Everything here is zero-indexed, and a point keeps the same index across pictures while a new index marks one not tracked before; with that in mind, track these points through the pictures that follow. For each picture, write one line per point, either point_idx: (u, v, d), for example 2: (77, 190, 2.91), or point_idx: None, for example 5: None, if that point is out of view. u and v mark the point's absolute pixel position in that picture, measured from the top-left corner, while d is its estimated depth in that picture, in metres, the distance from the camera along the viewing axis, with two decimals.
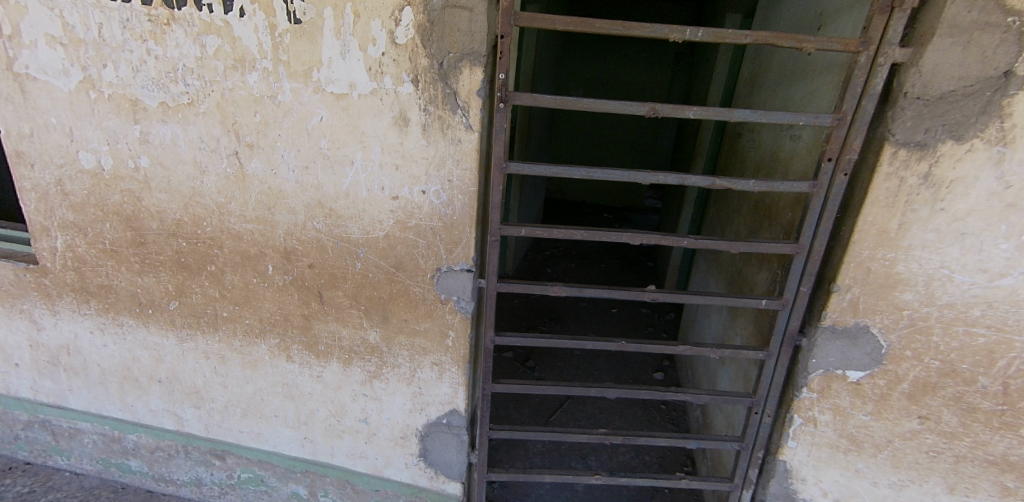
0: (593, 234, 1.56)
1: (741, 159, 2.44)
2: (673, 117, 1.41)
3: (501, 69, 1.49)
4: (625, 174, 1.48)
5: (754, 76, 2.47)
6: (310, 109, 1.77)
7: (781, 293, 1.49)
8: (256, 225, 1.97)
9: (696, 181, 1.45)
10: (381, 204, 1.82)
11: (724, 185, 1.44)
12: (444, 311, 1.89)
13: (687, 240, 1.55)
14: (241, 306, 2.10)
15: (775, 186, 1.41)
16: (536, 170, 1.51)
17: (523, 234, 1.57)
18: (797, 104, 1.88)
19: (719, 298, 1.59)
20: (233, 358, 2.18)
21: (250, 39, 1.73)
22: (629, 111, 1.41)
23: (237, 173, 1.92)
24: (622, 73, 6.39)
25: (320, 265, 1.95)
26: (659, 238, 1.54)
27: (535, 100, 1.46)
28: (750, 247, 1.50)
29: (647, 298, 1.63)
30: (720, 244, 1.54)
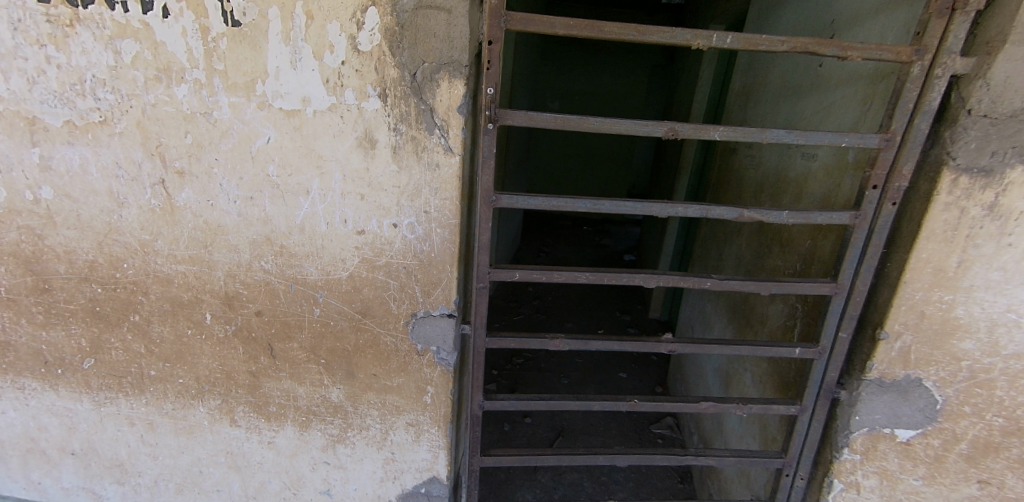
0: (601, 276, 1.32)
1: (738, 177, 2.29)
2: (695, 138, 1.22)
3: (489, 83, 1.25)
4: (639, 205, 1.26)
5: (751, 88, 2.34)
6: (255, 129, 1.47)
7: (817, 340, 1.30)
8: (190, 266, 1.64)
9: (722, 213, 1.24)
10: (343, 240, 1.53)
11: (755, 217, 1.24)
12: (420, 364, 1.61)
13: (709, 282, 1.31)
14: (173, 363, 1.75)
15: (812, 217, 1.23)
16: (531, 203, 1.26)
17: (517, 279, 1.32)
18: (808, 120, 1.76)
19: (746, 347, 1.38)
20: (164, 424, 1.83)
21: (176, 45, 1.42)
22: (645, 132, 1.22)
23: (164, 204, 1.59)
24: (595, 85, 6.28)
25: (270, 313, 1.64)
26: (678, 280, 1.31)
27: (531, 120, 1.23)
28: (783, 288, 1.29)
29: (664, 349, 1.39)
30: (748, 285, 1.32)
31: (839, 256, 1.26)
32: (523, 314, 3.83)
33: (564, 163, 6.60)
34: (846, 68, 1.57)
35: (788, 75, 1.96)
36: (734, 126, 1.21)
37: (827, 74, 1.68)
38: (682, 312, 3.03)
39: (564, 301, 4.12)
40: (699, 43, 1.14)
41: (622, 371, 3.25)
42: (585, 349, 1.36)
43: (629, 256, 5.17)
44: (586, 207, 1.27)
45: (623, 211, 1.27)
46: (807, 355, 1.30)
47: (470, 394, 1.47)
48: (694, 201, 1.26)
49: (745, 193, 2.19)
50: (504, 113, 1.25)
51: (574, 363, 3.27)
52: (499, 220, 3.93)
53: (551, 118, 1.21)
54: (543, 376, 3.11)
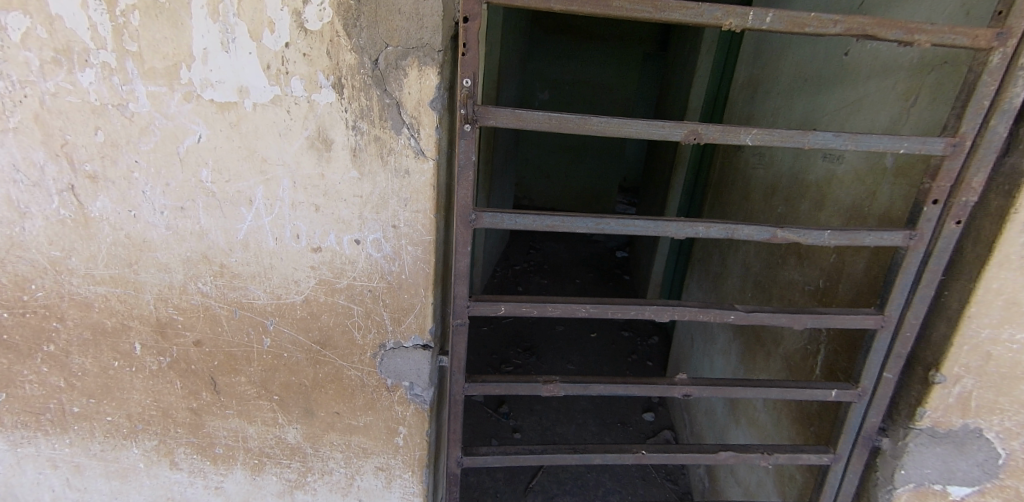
0: (604, 309, 1.11)
1: (755, 179, 2.15)
2: (722, 142, 1.03)
3: (463, 73, 0.98)
4: (651, 225, 1.06)
5: (771, 80, 2.19)
6: (180, 125, 1.20)
7: (858, 380, 1.18)
8: (112, 288, 1.37)
9: (751, 233, 1.05)
10: (295, 258, 1.28)
11: (791, 239, 1.06)
12: (390, 402, 1.38)
13: (733, 315, 1.13)
14: (99, 399, 1.49)
15: (858, 238, 1.04)
16: (518, 224, 1.05)
17: (502, 313, 1.12)
18: (829, 116, 1.61)
19: (776, 389, 1.21)
20: (94, 466, 1.57)
21: (75, 21, 1.14)
22: (659, 136, 1.03)
23: (76, 215, 1.31)
24: (586, 73, 6.02)
25: (211, 343, 1.39)
26: (697, 313, 1.12)
27: (519, 119, 1.00)
28: (821, 321, 1.13)
29: (677, 392, 1.21)
30: (780, 319, 1.15)
31: (889, 284, 1.11)
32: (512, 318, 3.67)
33: (551, 154, 6.34)
34: (882, 57, 1.39)
35: (810, 68, 1.81)
36: (771, 129, 1.03)
37: (855, 64, 1.51)
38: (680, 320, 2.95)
39: None
40: (730, 24, 0.93)
41: None
42: (585, 394, 1.20)
43: (621, 253, 5.03)
44: (587, 227, 1.06)
45: (631, 231, 1.07)
46: (844, 396, 1.18)
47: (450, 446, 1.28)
48: (717, 219, 1.07)
49: (762, 197, 2.04)
50: (486, 113, 1.00)
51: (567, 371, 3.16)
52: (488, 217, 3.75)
53: (543, 117, 0.99)
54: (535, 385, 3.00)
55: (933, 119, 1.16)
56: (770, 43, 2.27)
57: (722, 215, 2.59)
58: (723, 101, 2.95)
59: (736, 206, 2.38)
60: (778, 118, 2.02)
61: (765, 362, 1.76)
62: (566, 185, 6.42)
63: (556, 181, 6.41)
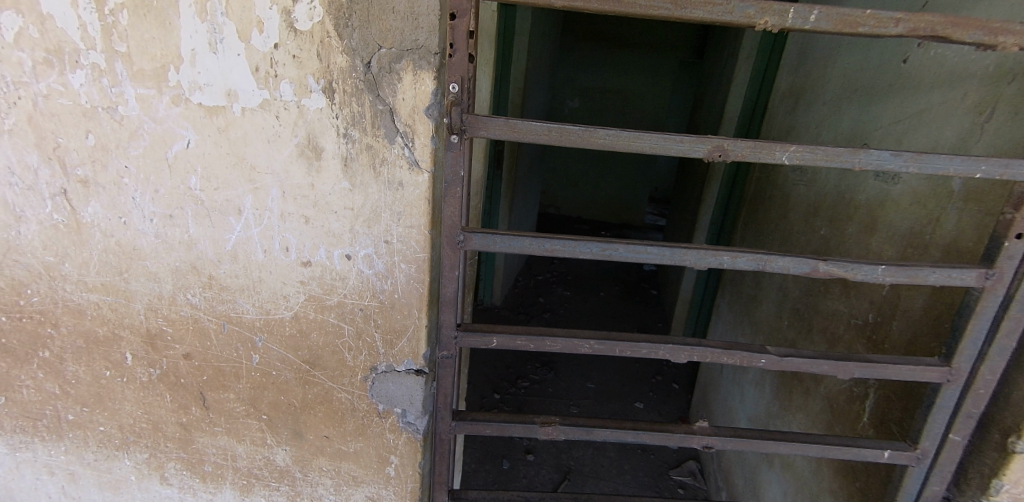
0: (609, 346, 1.07)
1: (795, 197, 1.99)
2: (753, 159, 0.92)
3: (450, 77, 0.98)
4: (663, 252, 0.97)
5: (816, 89, 2.01)
6: (169, 129, 1.14)
7: (917, 442, 1.10)
8: (104, 296, 1.33)
9: (788, 265, 0.96)
10: (284, 272, 1.20)
11: (835, 272, 0.96)
12: (381, 429, 1.30)
13: (764, 360, 1.06)
14: (92, 408, 1.45)
15: (918, 275, 0.95)
16: (512, 246, 1.01)
17: (493, 346, 1.11)
18: (882, 130, 1.44)
19: (815, 445, 1.15)
20: (88, 476, 1.54)
21: (66, 20, 1.09)
22: (678, 150, 0.93)
23: (68, 220, 1.27)
24: (619, 80, 5.87)
25: (200, 357, 1.33)
26: (719, 354, 1.06)
27: (512, 129, 0.95)
28: (870, 372, 1.04)
29: (697, 443, 1.16)
30: (821, 366, 1.06)
31: (956, 333, 1.01)
32: None
33: (581, 163, 6.20)
34: (948, 64, 1.23)
35: (861, 76, 1.65)
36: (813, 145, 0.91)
37: (915, 73, 1.35)
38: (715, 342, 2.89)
39: (577, 314, 3.90)
40: (763, 23, 0.82)
41: (637, 402, 3.07)
42: (588, 439, 1.16)
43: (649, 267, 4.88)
44: (592, 252, 1.00)
45: (642, 258, 0.98)
46: (899, 457, 1.10)
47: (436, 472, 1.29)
48: (745, 248, 0.97)
49: (803, 216, 1.88)
50: (476, 123, 0.97)
51: (585, 390, 3.11)
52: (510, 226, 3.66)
53: (541, 128, 0.94)
54: (551, 401, 2.96)
55: (1010, 138, 1.00)
56: (816, 49, 2.10)
57: (757, 233, 2.43)
58: (762, 112, 2.79)
59: (772, 225, 2.22)
60: (822, 131, 1.86)
61: (804, 401, 1.66)
62: (594, 194, 6.28)
63: (583, 189, 6.27)
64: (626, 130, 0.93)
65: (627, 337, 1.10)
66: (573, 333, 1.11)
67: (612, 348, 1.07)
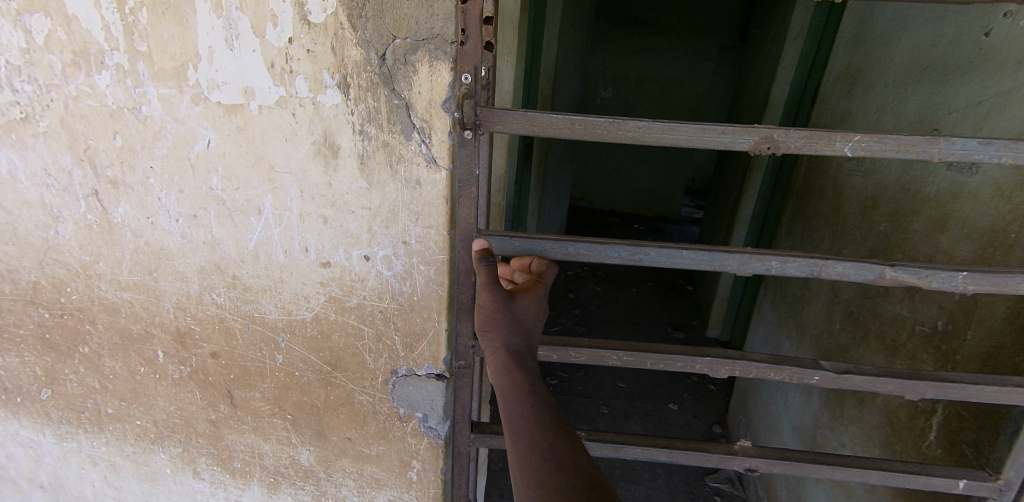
0: (640, 357, 1.02)
1: (849, 188, 1.84)
2: (808, 151, 0.83)
3: (462, 68, 0.94)
4: (696, 257, 0.91)
5: (876, 70, 1.85)
6: (190, 129, 1.13)
7: (999, 472, 0.99)
8: (136, 295, 1.34)
9: (848, 271, 0.87)
10: (305, 274, 1.19)
11: (905, 280, 0.86)
12: (403, 433, 1.28)
13: (818, 378, 0.97)
14: (129, 402, 1.48)
15: (1006, 283, 0.84)
16: (532, 250, 0.96)
17: None
18: (961, 114, 1.31)
19: (876, 473, 1.04)
20: (127, 467, 1.57)
21: (90, 21, 1.09)
22: (719, 143, 0.84)
23: (101, 220, 1.28)
24: (656, 68, 5.66)
25: (227, 356, 1.33)
26: (766, 370, 0.99)
27: (532, 123, 0.89)
28: (943, 392, 0.94)
29: (738, 464, 1.10)
30: (886, 385, 0.96)
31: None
32: (561, 326, 3.55)
33: (615, 154, 6.02)
34: None
35: (930, 54, 1.50)
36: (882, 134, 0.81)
37: (1001, 46, 1.22)
38: (757, 343, 2.76)
39: (608, 312, 3.82)
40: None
41: (672, 403, 2.98)
42: (616, 456, 1.12)
43: None
44: (620, 257, 0.94)
45: (677, 263, 0.91)
46: (978, 489, 0.99)
47: (456, 476, 1.29)
48: (796, 252, 0.89)
49: (859, 211, 1.74)
50: (491, 117, 0.91)
51: (617, 389, 3.04)
52: (541, 220, 3.57)
53: (562, 121, 0.87)
54: (581, 401, 2.90)
55: None
56: (875, 26, 1.94)
57: (805, 228, 2.28)
58: (811, 96, 2.62)
59: (823, 219, 2.07)
60: (884, 116, 1.71)
61: (855, 412, 1.55)
62: (628, 186, 6.09)
63: (617, 181, 6.10)
64: (658, 122, 0.85)
65: (659, 348, 1.05)
66: (599, 342, 1.06)
67: (642, 359, 1.03)
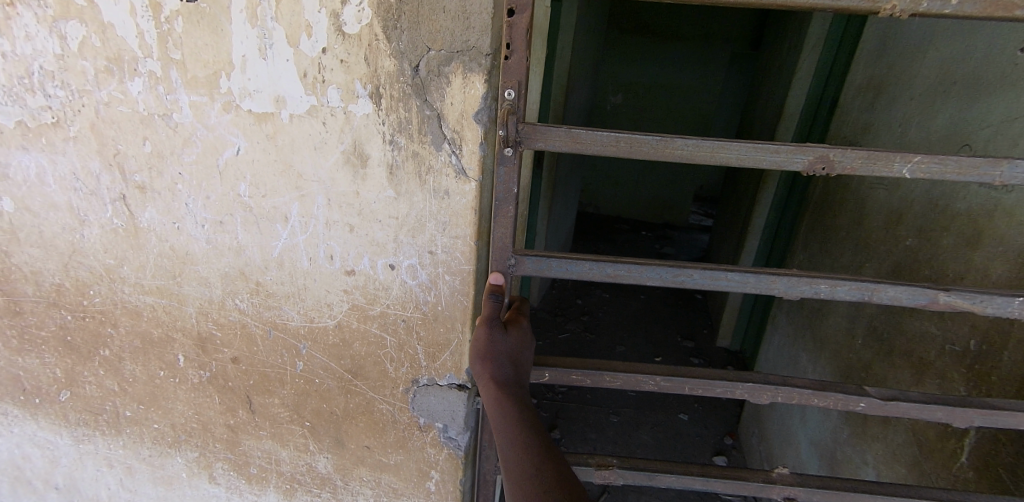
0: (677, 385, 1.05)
1: (872, 201, 1.85)
2: (865, 171, 0.84)
3: (506, 82, 0.91)
4: (744, 280, 0.92)
5: (902, 84, 1.86)
6: (220, 136, 1.14)
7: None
8: (159, 299, 1.35)
9: (899, 295, 0.89)
10: (329, 281, 1.19)
11: (960, 305, 0.87)
12: (422, 442, 1.28)
13: (864, 404, 1.01)
14: (148, 406, 1.48)
15: None
16: (570, 272, 0.96)
17: (547, 380, 1.08)
18: (994, 129, 1.33)
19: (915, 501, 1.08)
20: (143, 471, 1.57)
21: (124, 28, 1.10)
22: (772, 161, 0.86)
23: (127, 225, 1.29)
24: (667, 76, 5.68)
25: (247, 361, 1.33)
26: (811, 397, 1.02)
27: (574, 140, 0.91)
28: (993, 419, 0.96)
29: (777, 493, 1.11)
30: (935, 413, 0.98)
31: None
32: (569, 333, 3.54)
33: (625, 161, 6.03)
34: None
35: (961, 68, 1.52)
36: (942, 156, 0.82)
37: None
38: (770, 354, 2.75)
39: (617, 319, 3.81)
40: (889, 8, 0.78)
41: (682, 413, 2.96)
42: (651, 484, 1.14)
43: None
44: (662, 278, 0.95)
45: (722, 285, 0.93)
46: None
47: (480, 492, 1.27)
48: (845, 277, 0.91)
49: (883, 224, 1.75)
50: (533, 134, 0.91)
51: (627, 398, 3.02)
52: (551, 226, 3.58)
53: (607, 140, 0.89)
54: (591, 409, 2.89)
55: None
56: (900, 38, 1.94)
57: (823, 240, 2.28)
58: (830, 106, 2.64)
59: (843, 231, 2.07)
60: (910, 128, 1.73)
61: (880, 429, 1.54)
62: (638, 193, 6.10)
63: (626, 188, 6.11)
64: (708, 140, 0.86)
65: (699, 373, 1.08)
66: (634, 367, 1.08)
67: (680, 385, 1.06)
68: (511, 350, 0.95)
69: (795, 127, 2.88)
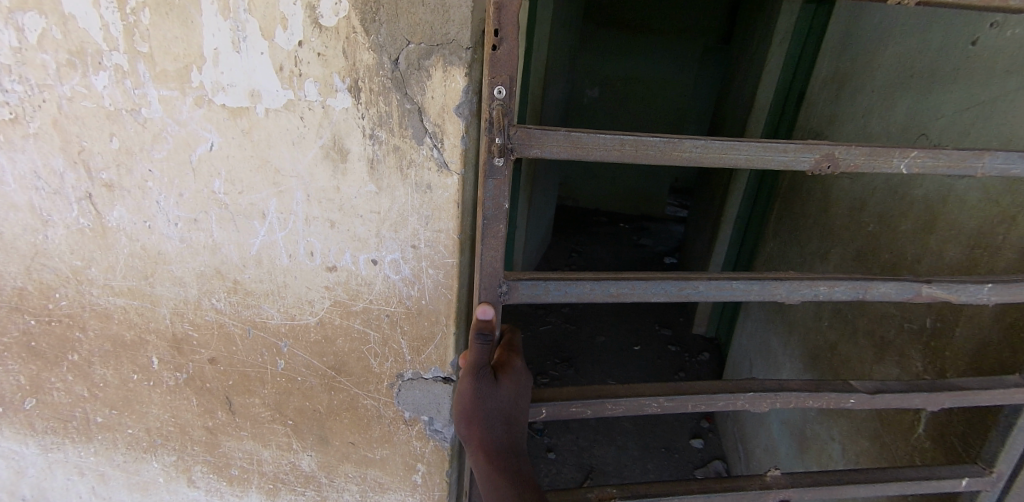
0: (681, 402, 1.10)
1: (837, 190, 1.93)
2: (867, 168, 0.90)
3: (495, 81, 0.84)
4: (753, 288, 0.97)
5: (864, 77, 1.94)
6: (192, 132, 1.11)
7: (992, 465, 1.17)
8: (131, 300, 1.31)
9: (891, 290, 0.98)
10: (309, 277, 1.18)
11: (940, 295, 0.98)
12: (408, 436, 1.29)
13: (853, 400, 1.10)
14: (120, 411, 1.44)
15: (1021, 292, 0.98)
16: (570, 293, 0.97)
17: (544, 417, 1.07)
18: (951, 118, 1.41)
19: (896, 484, 1.19)
20: (117, 478, 1.53)
21: (88, 20, 1.06)
22: (782, 161, 0.89)
23: (94, 224, 1.25)
24: (641, 69, 5.75)
25: (226, 362, 1.31)
26: (806, 399, 1.10)
27: (575, 145, 0.89)
28: (960, 400, 1.07)
29: (775, 496, 1.22)
30: (912, 400, 1.09)
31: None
32: (549, 325, 3.58)
33: None
34: None
35: (919, 61, 1.60)
36: (934, 151, 0.90)
37: (989, 56, 1.32)
38: (742, 340, 2.85)
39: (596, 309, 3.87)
40: None
41: None
42: None
43: (670, 259, 4.93)
44: (667, 293, 0.98)
45: (729, 294, 0.97)
46: (976, 483, 1.17)
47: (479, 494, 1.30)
48: (842, 278, 0.98)
49: (847, 211, 1.83)
50: (528, 140, 0.87)
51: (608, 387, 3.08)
52: (529, 219, 3.59)
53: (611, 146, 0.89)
54: None
55: None
56: (863, 32, 2.02)
57: (792, 228, 2.36)
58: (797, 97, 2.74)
59: (810, 218, 2.15)
60: (872, 120, 1.80)
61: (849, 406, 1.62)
62: (613, 186, 6.18)
63: (602, 181, 6.18)
64: (717, 142, 0.88)
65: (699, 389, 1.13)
66: (636, 389, 1.12)
67: (684, 403, 1.10)
68: (502, 409, 0.98)
69: (765, 118, 2.98)
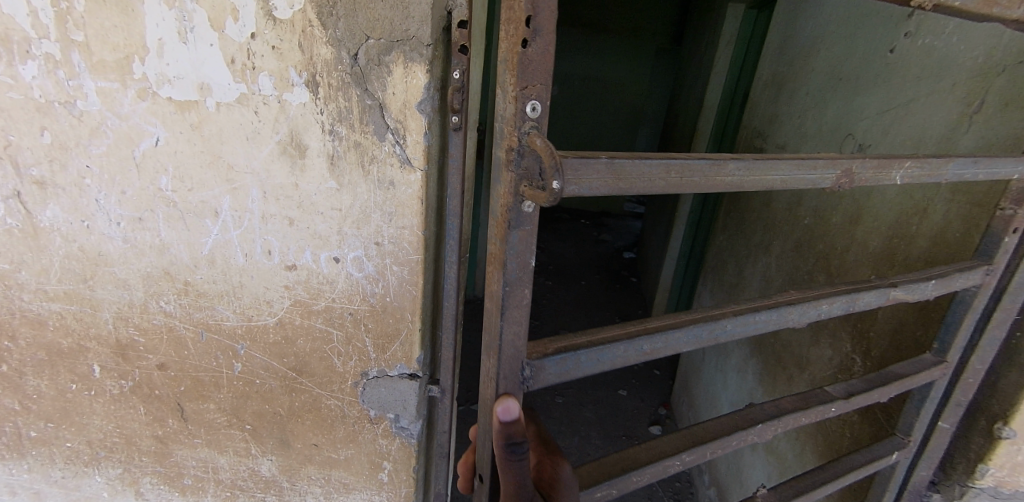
0: (702, 453, 1.08)
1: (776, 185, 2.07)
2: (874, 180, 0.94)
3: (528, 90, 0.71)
4: (773, 317, 1.00)
5: (799, 79, 2.07)
6: (135, 126, 1.05)
7: (908, 434, 1.33)
8: (67, 306, 1.23)
9: (870, 300, 1.06)
10: (267, 277, 1.14)
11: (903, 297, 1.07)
12: (373, 435, 1.27)
13: (835, 408, 1.17)
14: (57, 423, 1.35)
15: (952, 282, 1.08)
16: (605, 360, 0.89)
17: None
18: (875, 119, 1.53)
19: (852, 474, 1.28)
20: (54, 494, 1.43)
21: (12, 5, 0.98)
22: (811, 178, 0.89)
23: (24, 225, 1.16)
24: (598, 70, 5.87)
25: (177, 367, 1.25)
26: (800, 417, 1.16)
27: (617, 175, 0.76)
28: (904, 387, 1.18)
29: None
30: (872, 396, 1.18)
31: (951, 328, 1.20)
32: None
33: None
34: (939, 53, 1.34)
35: (846, 66, 1.72)
36: (919, 161, 0.96)
37: (907, 62, 1.44)
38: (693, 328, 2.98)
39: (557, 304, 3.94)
40: None
41: (622, 388, 3.14)
42: None
43: (629, 255, 5.07)
44: (698, 338, 0.95)
45: (753, 328, 0.98)
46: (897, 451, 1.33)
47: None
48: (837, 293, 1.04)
49: (786, 205, 1.96)
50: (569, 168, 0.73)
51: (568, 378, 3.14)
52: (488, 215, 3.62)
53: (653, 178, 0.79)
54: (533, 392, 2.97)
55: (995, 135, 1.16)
56: (798, 36, 2.15)
57: (739, 221, 2.49)
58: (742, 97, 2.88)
59: (755, 212, 2.27)
60: (806, 121, 1.93)
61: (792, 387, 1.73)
62: None
63: None
64: (755, 165, 0.84)
65: (715, 431, 1.12)
66: (659, 452, 1.07)
67: (704, 453, 1.08)
68: None
69: (713, 117, 3.13)
